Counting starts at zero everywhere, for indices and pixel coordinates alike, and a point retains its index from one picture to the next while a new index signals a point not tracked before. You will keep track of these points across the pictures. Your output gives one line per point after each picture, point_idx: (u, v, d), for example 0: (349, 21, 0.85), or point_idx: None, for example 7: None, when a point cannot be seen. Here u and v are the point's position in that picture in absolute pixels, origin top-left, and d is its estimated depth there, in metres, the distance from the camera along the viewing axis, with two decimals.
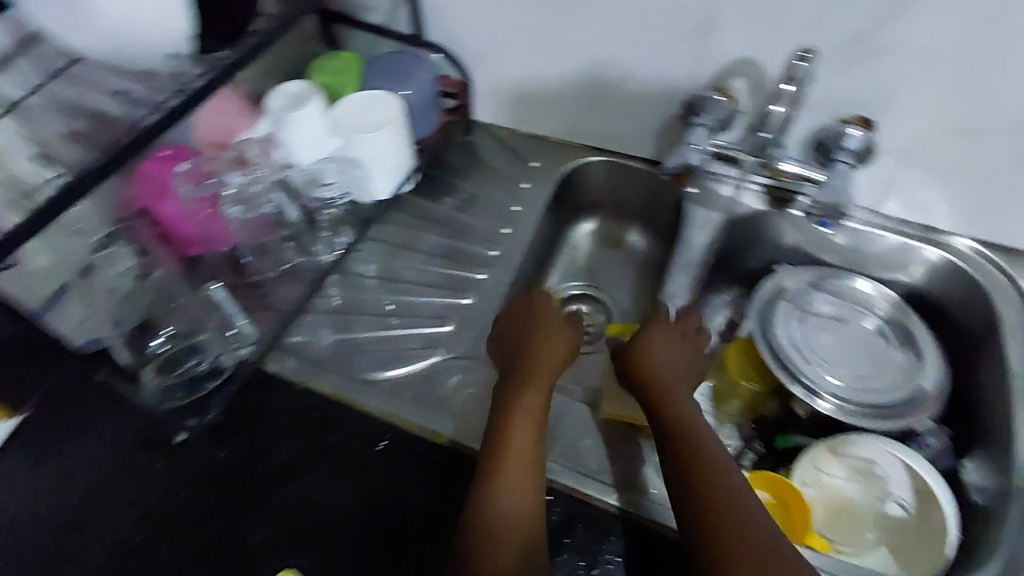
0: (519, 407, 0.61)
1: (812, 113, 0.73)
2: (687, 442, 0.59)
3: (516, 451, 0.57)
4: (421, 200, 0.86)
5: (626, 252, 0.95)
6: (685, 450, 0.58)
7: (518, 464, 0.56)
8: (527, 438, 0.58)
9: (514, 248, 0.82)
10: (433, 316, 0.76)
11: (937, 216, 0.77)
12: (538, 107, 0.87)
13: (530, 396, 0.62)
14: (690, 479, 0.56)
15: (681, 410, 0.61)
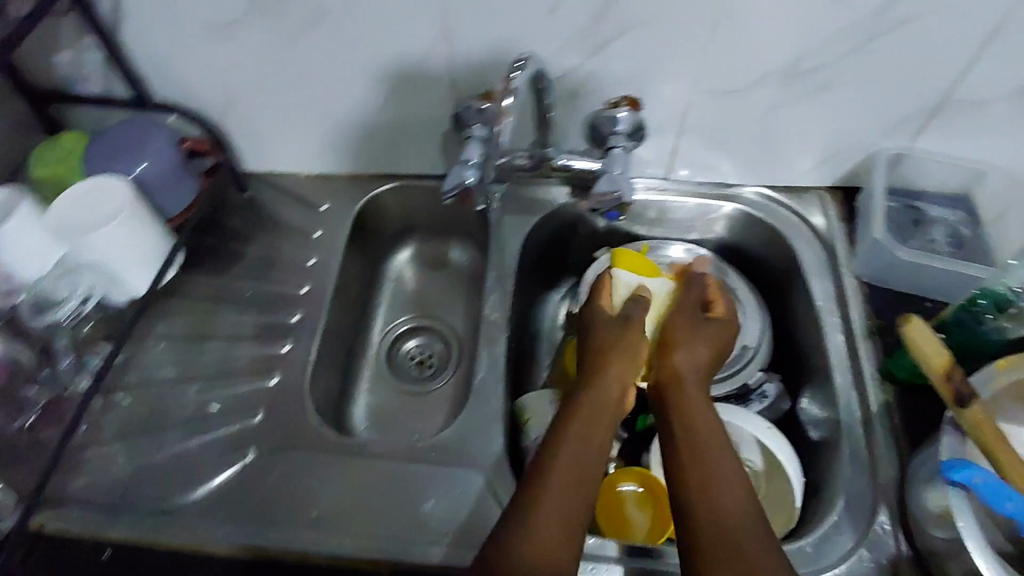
0: (576, 420, 0.58)
1: (579, 102, 0.70)
2: (702, 446, 0.55)
3: (561, 469, 0.54)
4: (204, 279, 0.77)
5: (452, 272, 0.89)
6: (695, 448, 0.55)
7: (583, 481, 0.53)
8: (570, 456, 0.55)
9: (317, 307, 0.75)
10: (238, 411, 0.68)
11: (724, 174, 0.78)
12: (309, 147, 0.79)
13: (580, 414, 0.59)
14: (697, 478, 0.53)
15: (697, 411, 0.59)
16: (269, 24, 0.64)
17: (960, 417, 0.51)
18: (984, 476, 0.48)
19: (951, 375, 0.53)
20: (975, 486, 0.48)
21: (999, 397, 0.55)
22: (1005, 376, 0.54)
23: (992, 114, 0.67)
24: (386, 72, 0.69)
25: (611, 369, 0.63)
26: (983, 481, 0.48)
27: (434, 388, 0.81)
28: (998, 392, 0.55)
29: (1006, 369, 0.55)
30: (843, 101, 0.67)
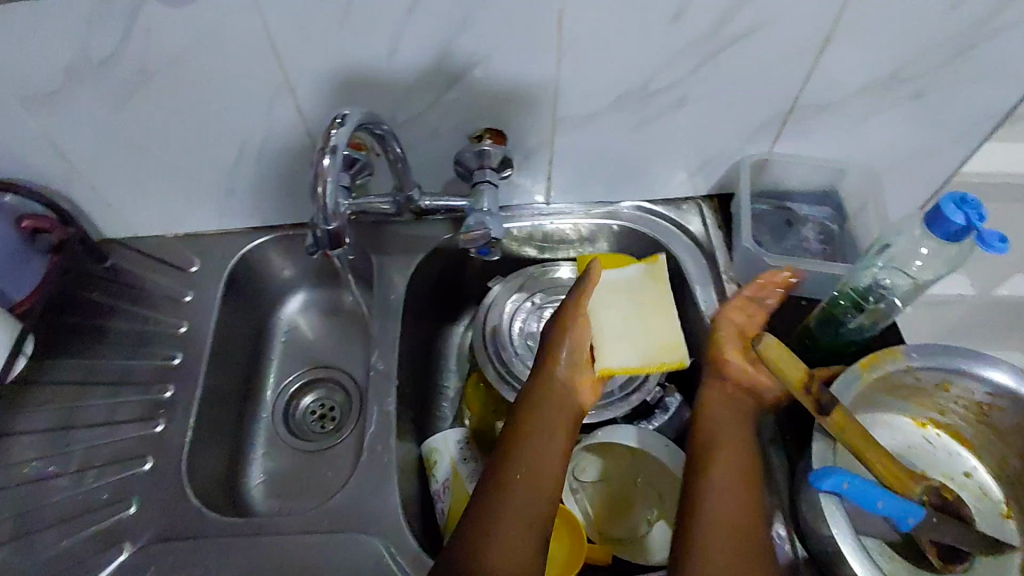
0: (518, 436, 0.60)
1: (442, 138, 0.69)
2: (736, 465, 0.56)
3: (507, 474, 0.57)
4: (66, 362, 0.72)
5: (346, 317, 0.86)
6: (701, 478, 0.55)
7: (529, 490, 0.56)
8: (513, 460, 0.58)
9: (192, 379, 0.71)
10: (110, 503, 0.64)
11: (601, 193, 0.78)
12: (170, 208, 0.75)
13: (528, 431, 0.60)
14: (715, 491, 0.54)
15: (734, 428, 0.59)
16: (92, 91, 0.60)
17: (827, 425, 0.54)
18: (853, 480, 0.51)
19: (812, 390, 0.55)
20: (845, 490, 0.51)
21: (866, 393, 0.58)
22: (869, 375, 0.57)
23: (839, 116, 0.69)
24: (232, 126, 0.66)
25: (560, 366, 0.65)
26: (851, 485, 0.51)
27: (335, 443, 0.78)
28: (864, 389, 0.57)
29: (869, 367, 0.57)
30: (700, 113, 0.68)
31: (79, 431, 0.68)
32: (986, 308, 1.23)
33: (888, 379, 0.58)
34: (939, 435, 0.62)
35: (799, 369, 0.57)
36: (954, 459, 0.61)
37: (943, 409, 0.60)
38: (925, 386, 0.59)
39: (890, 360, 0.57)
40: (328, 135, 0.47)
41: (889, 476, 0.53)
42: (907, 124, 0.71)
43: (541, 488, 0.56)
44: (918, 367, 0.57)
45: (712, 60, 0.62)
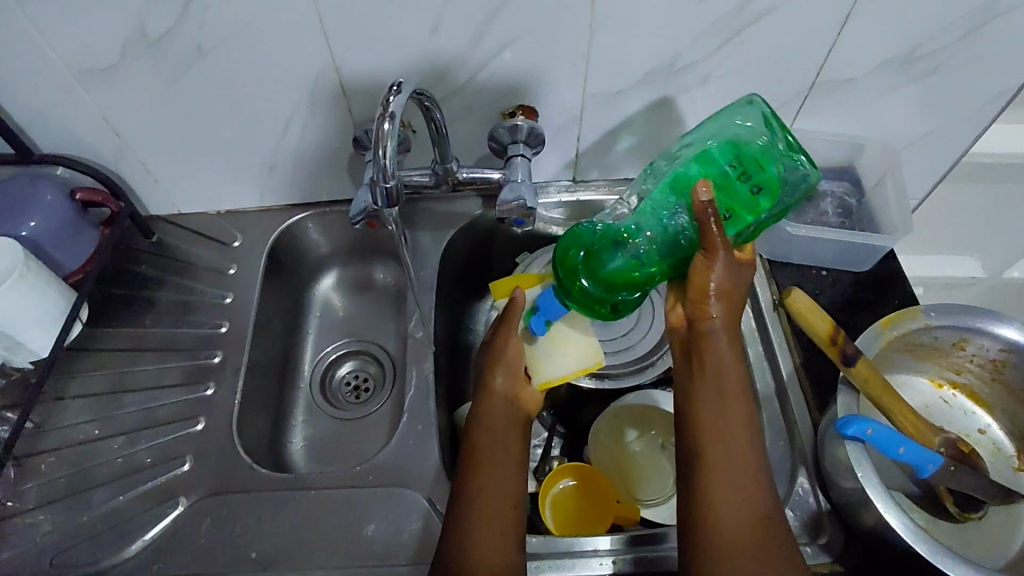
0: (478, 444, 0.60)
1: (476, 116, 0.72)
2: (743, 451, 0.52)
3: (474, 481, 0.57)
4: (118, 330, 0.75)
5: (379, 292, 0.89)
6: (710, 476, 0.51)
7: (493, 505, 0.56)
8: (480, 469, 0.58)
9: (239, 346, 0.74)
10: (164, 461, 0.67)
11: (626, 169, 0.81)
12: (214, 184, 0.78)
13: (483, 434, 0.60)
14: (727, 489, 0.51)
15: (736, 399, 0.54)
16: (148, 68, 0.63)
17: (852, 377, 0.57)
18: (876, 427, 0.54)
19: (838, 341, 0.58)
20: (869, 436, 0.53)
21: (886, 351, 0.61)
22: (890, 333, 0.60)
23: (859, 92, 0.72)
24: (278, 103, 0.69)
25: (497, 379, 0.62)
26: (875, 432, 0.53)
27: (371, 411, 0.81)
28: (886, 347, 0.60)
29: (890, 325, 0.60)
30: (725, 89, 0.71)
31: (134, 394, 0.72)
32: (998, 291, 1.26)
33: (908, 337, 0.60)
34: (955, 394, 0.65)
35: (826, 322, 0.60)
36: (969, 417, 0.64)
37: (959, 369, 0.63)
38: (942, 346, 0.62)
39: (910, 319, 0.60)
40: (386, 100, 0.49)
41: (908, 426, 0.56)
42: (924, 99, 0.73)
43: (501, 497, 0.57)
44: (937, 326, 0.59)
45: (736, 37, 0.65)
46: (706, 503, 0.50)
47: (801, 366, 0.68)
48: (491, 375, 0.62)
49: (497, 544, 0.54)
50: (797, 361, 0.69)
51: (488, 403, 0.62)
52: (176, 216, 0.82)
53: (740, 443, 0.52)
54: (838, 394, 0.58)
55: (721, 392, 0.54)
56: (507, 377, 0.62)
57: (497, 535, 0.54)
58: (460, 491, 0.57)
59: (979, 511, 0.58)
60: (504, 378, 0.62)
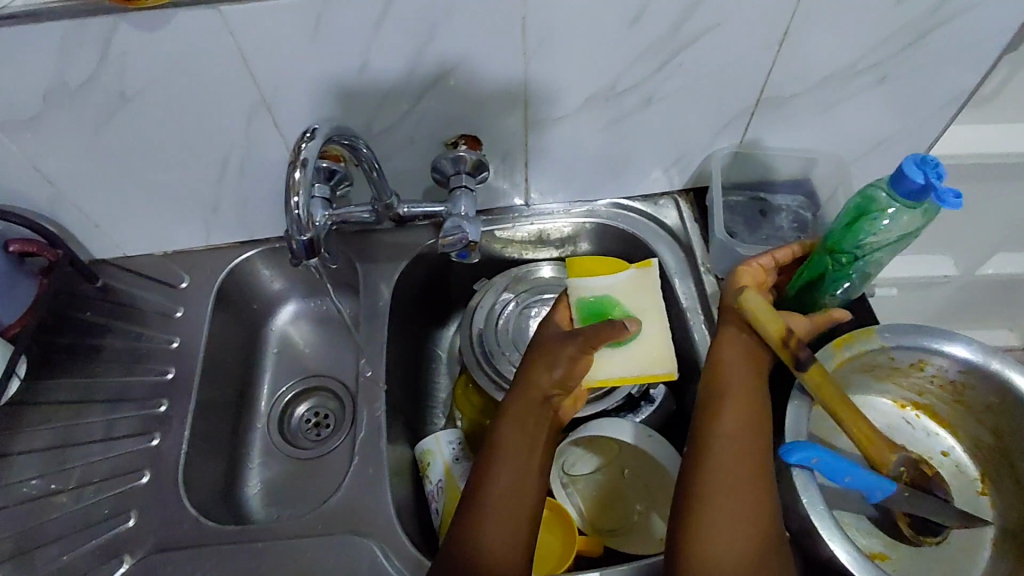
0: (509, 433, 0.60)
1: (419, 146, 0.71)
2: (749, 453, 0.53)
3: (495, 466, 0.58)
4: (63, 382, 0.73)
5: (337, 325, 0.87)
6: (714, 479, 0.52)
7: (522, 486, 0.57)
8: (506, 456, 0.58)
9: (186, 393, 0.73)
10: (111, 516, 0.65)
11: (578, 191, 0.80)
12: (157, 226, 0.76)
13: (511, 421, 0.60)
14: (719, 486, 0.51)
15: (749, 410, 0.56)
16: (73, 116, 0.62)
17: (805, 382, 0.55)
18: (821, 457, 0.52)
19: (791, 344, 0.55)
20: (814, 465, 0.52)
21: (843, 372, 0.60)
22: (842, 354, 0.58)
23: (805, 106, 0.71)
24: (213, 144, 0.67)
25: (556, 368, 0.62)
26: (819, 461, 0.52)
27: (330, 449, 0.80)
28: (840, 368, 0.59)
29: (843, 346, 0.59)
30: (670, 109, 0.70)
31: (80, 448, 0.70)
32: (975, 290, 1.25)
33: (863, 359, 0.59)
34: (918, 415, 0.63)
35: (778, 323, 0.56)
36: (932, 439, 0.62)
37: (921, 390, 0.62)
38: (901, 366, 0.60)
39: (863, 340, 0.59)
40: (298, 148, 0.48)
41: (863, 441, 0.54)
42: (870, 110, 0.72)
43: (516, 489, 0.56)
44: (891, 347, 0.58)
45: (674, 58, 0.64)
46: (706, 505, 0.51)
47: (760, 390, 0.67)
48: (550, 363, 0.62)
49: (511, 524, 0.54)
50: None
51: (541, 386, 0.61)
52: (122, 259, 0.80)
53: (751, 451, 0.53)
54: (790, 404, 0.57)
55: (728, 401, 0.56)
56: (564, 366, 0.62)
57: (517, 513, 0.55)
58: (476, 481, 0.57)
59: (938, 536, 0.56)
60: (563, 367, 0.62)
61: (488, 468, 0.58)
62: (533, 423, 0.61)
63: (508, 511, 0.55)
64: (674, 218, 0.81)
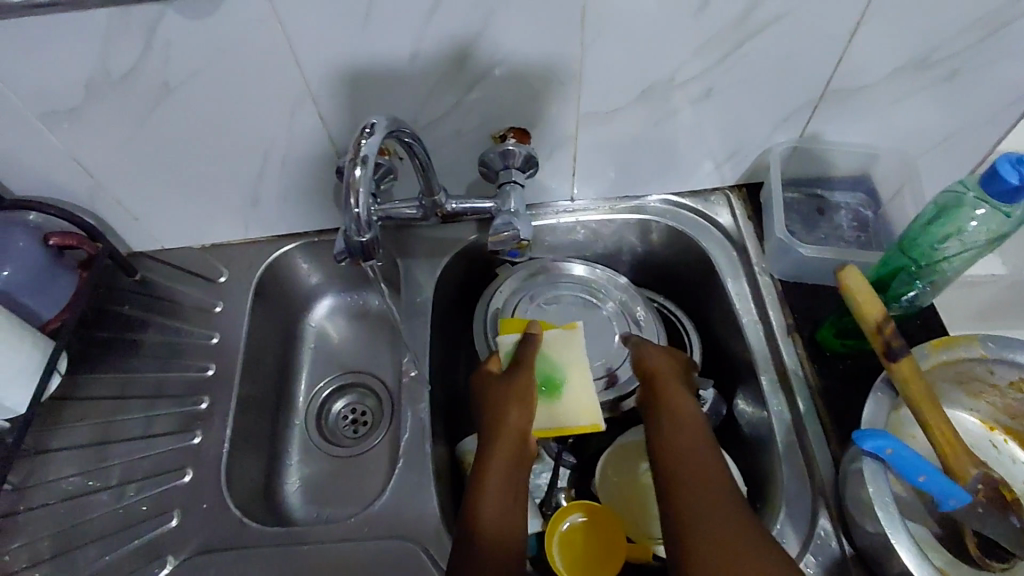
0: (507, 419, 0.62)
1: (465, 139, 0.68)
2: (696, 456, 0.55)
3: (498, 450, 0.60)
4: (101, 376, 0.72)
5: (374, 321, 0.86)
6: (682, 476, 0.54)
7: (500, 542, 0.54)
8: (505, 440, 0.61)
9: (226, 389, 0.71)
10: (153, 515, 0.64)
11: (625, 186, 0.77)
12: (195, 219, 0.75)
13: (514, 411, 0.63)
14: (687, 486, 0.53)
15: (704, 461, 0.55)
16: (115, 106, 0.60)
17: (891, 372, 0.53)
18: (898, 448, 0.49)
19: (884, 330, 0.52)
20: (886, 456, 0.49)
21: (933, 376, 0.57)
22: (938, 355, 0.56)
23: (871, 100, 0.67)
24: (254, 136, 0.65)
25: (512, 416, 0.62)
26: (894, 453, 0.48)
27: (368, 448, 0.78)
28: (933, 370, 0.56)
29: (941, 347, 0.56)
30: (729, 102, 0.67)
31: (119, 444, 0.69)
32: (1021, 293, 1.20)
33: (959, 366, 0.56)
34: (1006, 441, 0.60)
35: (878, 304, 0.53)
36: (1019, 467, 0.59)
37: (1015, 413, 0.59)
38: (998, 383, 0.57)
39: (963, 346, 0.56)
40: (358, 144, 0.46)
41: (943, 444, 0.51)
42: (940, 106, 0.68)
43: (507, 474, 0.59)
44: (993, 358, 0.55)
45: (739, 49, 0.61)
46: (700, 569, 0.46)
47: (819, 396, 0.64)
48: (502, 410, 0.63)
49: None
50: (814, 390, 0.64)
51: (500, 435, 0.61)
52: (160, 252, 0.79)
53: (728, 507, 0.50)
54: (872, 394, 0.55)
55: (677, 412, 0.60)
56: (520, 413, 0.63)
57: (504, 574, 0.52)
58: (483, 466, 0.59)
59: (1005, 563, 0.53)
60: (520, 414, 0.63)
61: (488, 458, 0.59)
62: (521, 411, 0.63)
63: (501, 490, 0.57)
64: (726, 215, 0.77)
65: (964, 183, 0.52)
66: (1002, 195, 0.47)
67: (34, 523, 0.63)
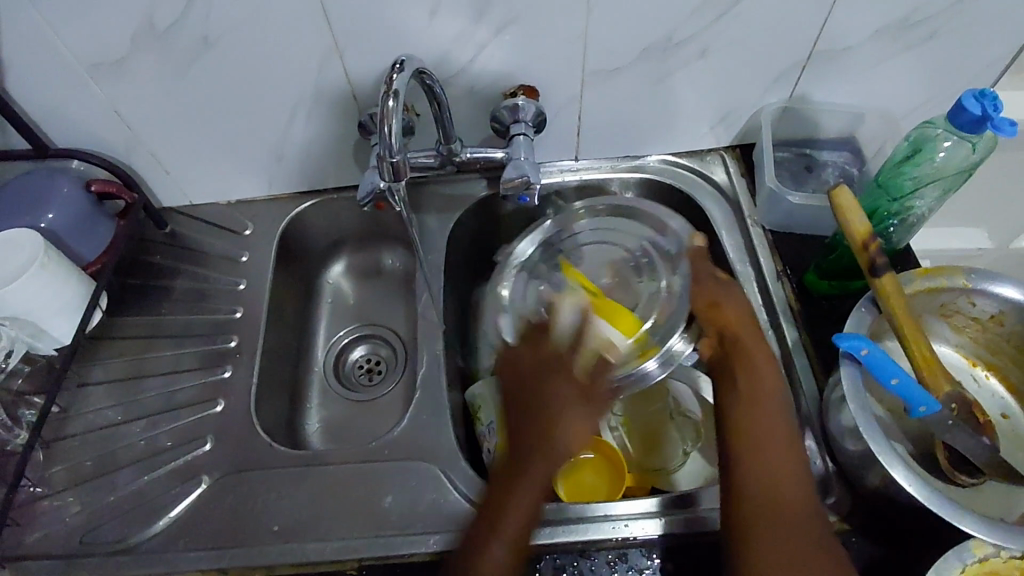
0: (556, 433, 0.56)
1: (478, 96, 0.73)
2: (779, 451, 0.55)
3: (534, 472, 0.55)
4: (136, 319, 0.77)
5: (387, 277, 0.91)
6: (758, 458, 0.55)
7: (504, 565, 0.51)
8: (543, 462, 0.55)
9: (254, 331, 0.76)
10: (188, 441, 0.69)
11: (628, 146, 0.82)
12: (223, 175, 0.80)
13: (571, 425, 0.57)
14: (764, 474, 0.54)
15: (785, 458, 0.55)
16: (156, 59, 0.65)
17: (875, 288, 0.57)
18: (872, 349, 0.54)
19: (868, 247, 0.57)
20: (862, 357, 0.54)
21: (917, 304, 0.61)
22: (922, 281, 0.59)
23: (854, 61, 0.72)
24: (283, 93, 0.70)
25: (565, 433, 0.56)
26: (869, 353, 0.54)
27: (384, 392, 0.83)
28: (915, 297, 0.60)
29: (926, 275, 0.60)
30: (724, 62, 0.72)
31: (153, 379, 0.74)
32: (1005, 267, 1.24)
33: (941, 296, 0.60)
34: (988, 377, 0.65)
35: (863, 224, 0.58)
36: (996, 400, 0.64)
37: (995, 349, 0.64)
38: (979, 317, 0.62)
39: (947, 275, 0.59)
40: (390, 79, 0.51)
41: (921, 359, 0.55)
42: (919, 68, 0.73)
43: (527, 499, 0.53)
44: (973, 288, 0.59)
45: (732, 10, 0.66)
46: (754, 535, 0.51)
47: (806, 334, 0.69)
48: (550, 421, 0.56)
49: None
50: (801, 326, 0.69)
51: (539, 453, 0.55)
52: (188, 207, 0.84)
53: (798, 517, 0.52)
54: (856, 310, 0.59)
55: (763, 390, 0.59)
56: (577, 414, 0.58)
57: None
58: (500, 492, 0.54)
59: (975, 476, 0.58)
60: (572, 431, 0.57)
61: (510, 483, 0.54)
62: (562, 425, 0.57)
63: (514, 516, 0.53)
64: (722, 174, 0.82)
65: (933, 120, 0.58)
66: (965, 124, 0.53)
67: (77, 447, 0.68)
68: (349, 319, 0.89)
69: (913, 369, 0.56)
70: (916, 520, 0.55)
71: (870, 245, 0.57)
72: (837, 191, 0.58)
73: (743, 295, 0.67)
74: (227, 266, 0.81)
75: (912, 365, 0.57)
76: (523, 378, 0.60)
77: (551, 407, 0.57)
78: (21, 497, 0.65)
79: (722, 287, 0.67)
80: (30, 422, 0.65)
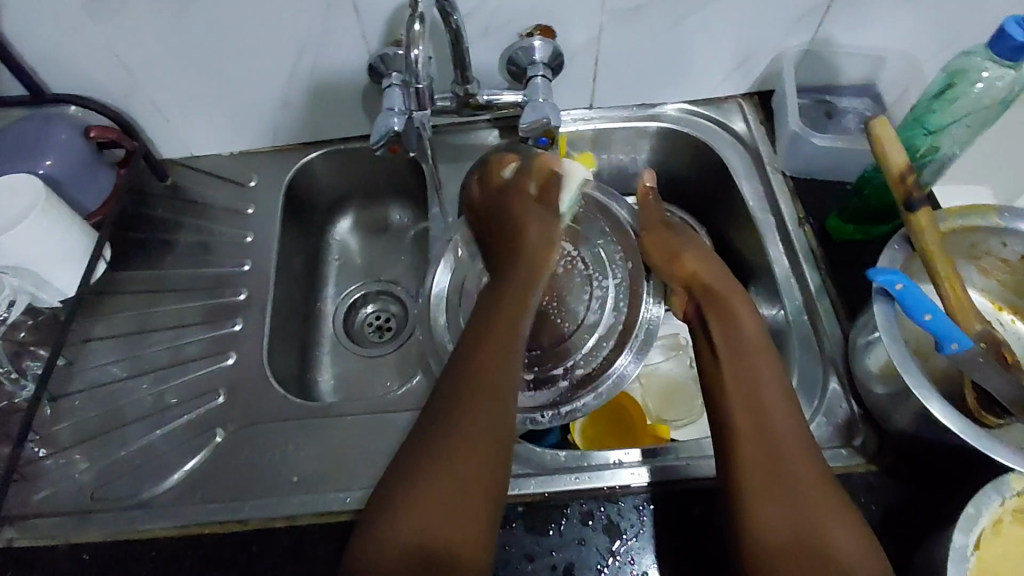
0: (479, 388, 0.51)
1: (493, 38, 0.70)
2: (772, 399, 0.54)
3: (458, 439, 0.49)
4: (139, 273, 0.75)
5: (395, 233, 0.88)
6: (747, 411, 0.53)
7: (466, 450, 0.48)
8: (470, 420, 0.49)
9: (262, 284, 0.74)
10: (198, 395, 0.67)
11: (645, 94, 0.80)
12: (226, 124, 0.77)
13: (468, 368, 0.52)
14: (754, 430, 0.52)
15: (775, 402, 0.54)
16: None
17: (908, 223, 0.56)
18: (908, 284, 0.53)
19: (906, 181, 0.56)
20: (896, 291, 0.53)
21: (948, 244, 0.60)
22: (955, 220, 0.58)
23: (881, 3, 0.70)
24: (287, 35, 0.67)
25: (531, 233, 0.63)
26: (904, 288, 0.53)
27: (396, 348, 0.81)
28: (947, 236, 0.59)
29: (960, 214, 0.59)
30: (747, 2, 0.69)
31: (159, 333, 0.71)
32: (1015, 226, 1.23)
33: (973, 235, 0.60)
34: (1013, 320, 0.65)
35: (901, 156, 0.57)
36: (1021, 342, 0.63)
37: (1022, 292, 0.63)
38: (1008, 258, 0.61)
39: (980, 214, 0.59)
40: (415, 2, 0.52)
41: (950, 296, 0.55)
42: (946, 10, 0.71)
43: (462, 474, 0.48)
44: (1006, 228, 0.58)
45: None
46: (749, 491, 0.49)
47: (829, 279, 0.68)
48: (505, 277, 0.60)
49: (460, 530, 0.46)
50: (824, 272, 0.69)
51: (492, 324, 0.55)
52: (189, 159, 0.81)
53: (795, 461, 0.50)
54: (888, 248, 0.58)
55: (749, 336, 0.59)
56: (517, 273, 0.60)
57: (481, 473, 0.48)
58: (424, 445, 0.49)
59: (1002, 417, 0.58)
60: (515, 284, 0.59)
61: (429, 456, 0.48)
62: (480, 390, 0.51)
63: (443, 484, 0.47)
64: (740, 121, 0.81)
65: (971, 51, 0.58)
66: (1013, 50, 0.53)
67: (85, 402, 0.66)
68: (357, 275, 0.87)
69: (944, 307, 0.56)
70: (947, 458, 0.55)
71: (910, 180, 0.56)
72: (879, 122, 0.57)
73: (701, 243, 0.70)
74: (230, 218, 0.78)
75: (944, 303, 0.56)
76: (486, 204, 0.67)
77: (478, 342, 0.53)
78: (27, 452, 0.63)
79: (677, 238, 0.71)
80: (36, 375, 0.63)
